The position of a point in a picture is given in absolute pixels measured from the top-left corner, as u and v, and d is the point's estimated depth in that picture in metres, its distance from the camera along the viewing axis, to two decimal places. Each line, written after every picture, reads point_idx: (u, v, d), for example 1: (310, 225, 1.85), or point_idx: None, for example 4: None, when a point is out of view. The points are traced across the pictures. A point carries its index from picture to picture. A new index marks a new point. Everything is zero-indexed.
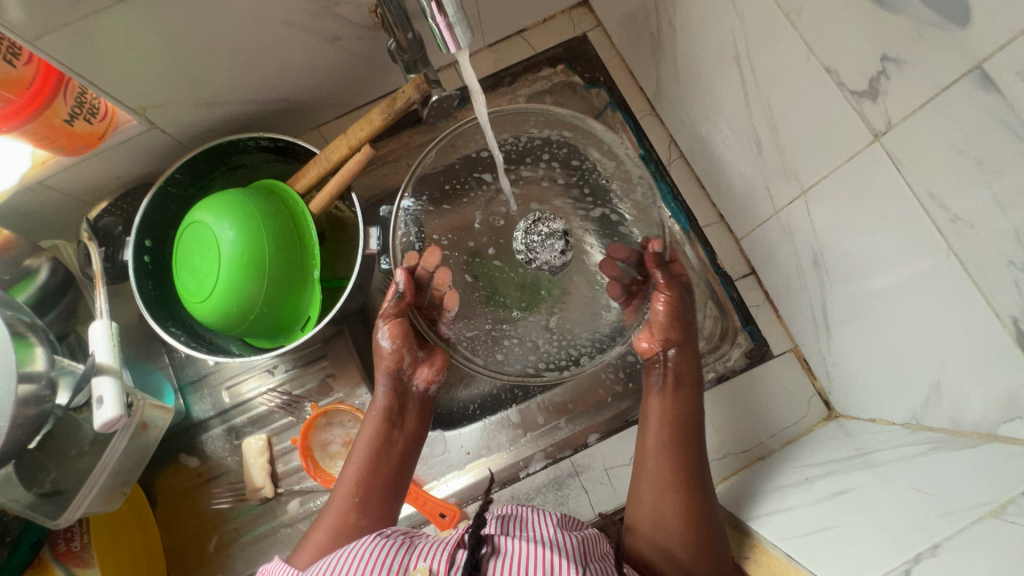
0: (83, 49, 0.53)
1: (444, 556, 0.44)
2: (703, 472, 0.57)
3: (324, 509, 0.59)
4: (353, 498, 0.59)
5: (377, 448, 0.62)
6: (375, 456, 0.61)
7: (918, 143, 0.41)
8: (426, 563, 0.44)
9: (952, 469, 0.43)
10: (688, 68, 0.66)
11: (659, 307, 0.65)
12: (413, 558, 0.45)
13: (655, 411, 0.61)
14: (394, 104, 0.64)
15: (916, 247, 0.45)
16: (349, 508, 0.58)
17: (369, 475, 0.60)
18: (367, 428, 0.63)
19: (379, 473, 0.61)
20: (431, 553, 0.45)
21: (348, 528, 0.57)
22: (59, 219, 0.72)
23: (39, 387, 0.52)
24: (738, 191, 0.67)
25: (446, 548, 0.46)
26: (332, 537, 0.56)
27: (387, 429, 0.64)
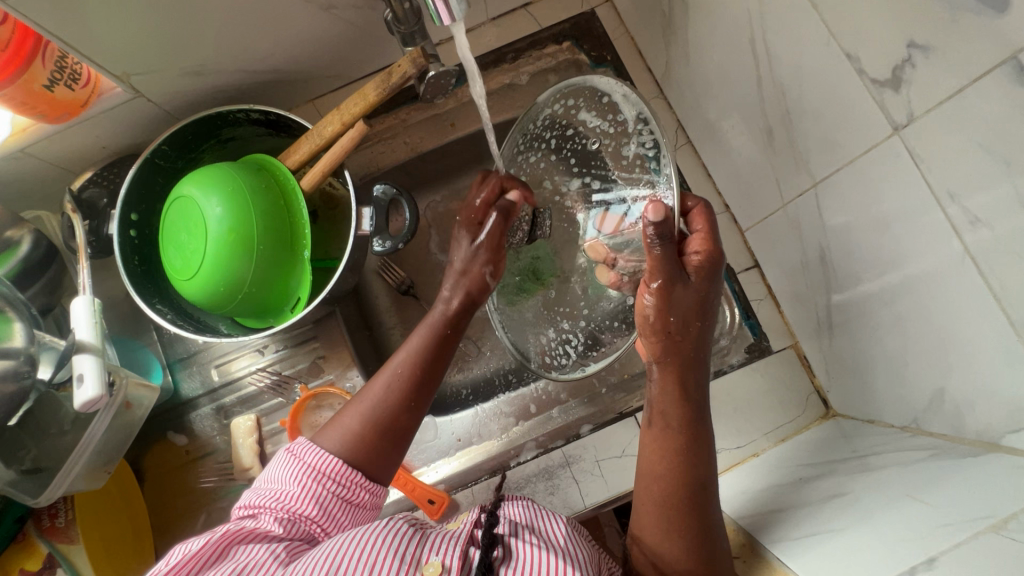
0: (60, 11, 0.50)
1: (457, 553, 0.46)
2: (698, 520, 0.50)
3: (366, 391, 0.56)
4: (410, 397, 0.55)
5: (437, 354, 0.57)
6: (432, 362, 0.56)
7: (941, 138, 0.39)
8: (439, 558, 0.45)
9: (951, 478, 0.42)
10: (699, 49, 0.62)
11: (644, 295, 0.52)
12: (426, 551, 0.45)
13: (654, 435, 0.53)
14: (389, 78, 0.61)
15: (932, 248, 0.43)
16: (402, 406, 0.55)
17: (422, 379, 0.56)
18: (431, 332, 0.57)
19: (432, 382, 0.56)
20: (443, 547, 0.46)
21: (393, 424, 0.54)
22: (43, 189, 0.70)
23: (17, 363, 0.51)
24: (746, 180, 0.64)
25: (456, 544, 0.47)
26: (370, 429, 0.54)
27: (452, 337, 0.58)
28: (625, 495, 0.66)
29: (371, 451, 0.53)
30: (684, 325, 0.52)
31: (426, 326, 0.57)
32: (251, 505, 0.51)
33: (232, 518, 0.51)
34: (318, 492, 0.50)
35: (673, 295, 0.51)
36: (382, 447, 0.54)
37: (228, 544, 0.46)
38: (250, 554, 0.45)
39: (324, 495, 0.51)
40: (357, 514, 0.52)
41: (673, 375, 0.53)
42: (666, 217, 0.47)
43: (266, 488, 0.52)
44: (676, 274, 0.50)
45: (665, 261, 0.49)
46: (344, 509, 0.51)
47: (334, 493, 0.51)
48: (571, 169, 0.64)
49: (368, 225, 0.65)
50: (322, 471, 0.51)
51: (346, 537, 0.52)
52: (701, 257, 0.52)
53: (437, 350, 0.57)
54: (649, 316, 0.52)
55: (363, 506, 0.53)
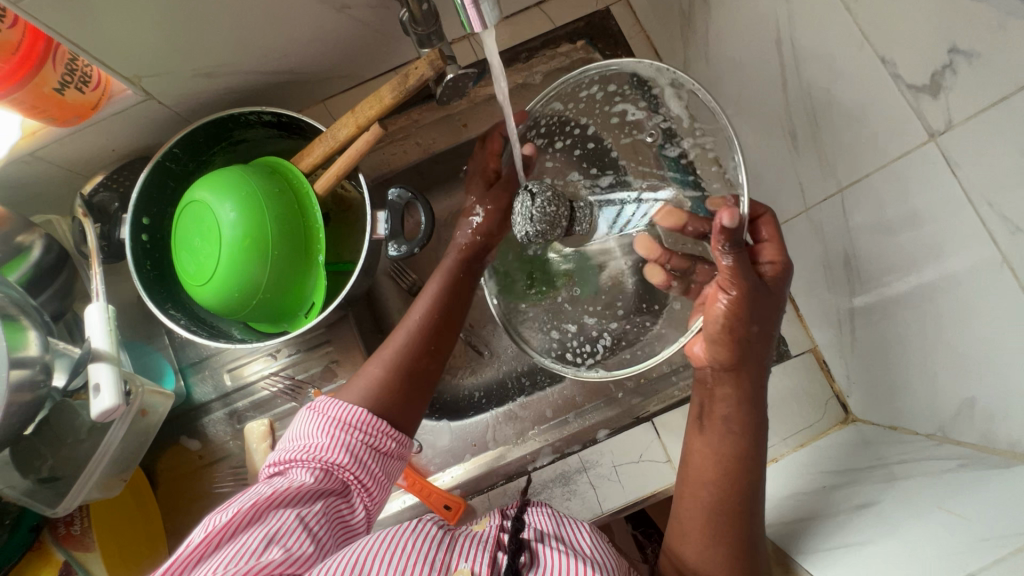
0: (73, 13, 0.49)
1: (484, 560, 0.45)
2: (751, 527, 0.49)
3: (386, 344, 0.59)
4: (427, 342, 0.59)
5: (447, 310, 0.62)
6: (442, 318, 0.61)
7: (981, 146, 0.38)
8: (467, 565, 0.44)
9: (986, 488, 0.41)
10: (720, 48, 0.61)
11: (716, 301, 0.51)
12: (453, 557, 0.45)
13: (701, 443, 0.53)
14: (406, 81, 0.60)
15: (963, 256, 0.42)
16: (423, 352, 0.59)
17: (437, 330, 0.61)
18: (438, 292, 0.62)
19: (446, 333, 0.61)
20: (471, 554, 0.46)
21: (418, 367, 0.58)
22: (52, 192, 0.69)
23: (33, 372, 0.50)
24: (766, 181, 0.63)
25: (484, 550, 0.47)
26: (393, 382, 0.56)
27: (457, 301, 0.63)
28: (642, 501, 0.65)
29: (399, 395, 0.56)
30: (750, 333, 0.51)
31: (438, 281, 0.63)
32: (279, 462, 0.51)
33: (261, 476, 0.51)
34: (347, 442, 0.51)
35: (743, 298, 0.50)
36: (410, 391, 0.56)
37: (261, 509, 0.45)
38: (282, 518, 0.45)
39: (354, 444, 0.51)
40: (388, 465, 0.53)
41: (747, 392, 0.52)
42: (739, 223, 0.48)
43: (294, 445, 0.51)
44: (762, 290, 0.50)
45: (741, 269, 0.50)
46: (373, 457, 0.52)
47: (362, 442, 0.51)
48: (597, 161, 0.63)
49: (384, 229, 0.65)
50: (347, 422, 0.52)
51: (378, 486, 0.52)
52: (775, 268, 0.53)
53: (443, 309, 0.62)
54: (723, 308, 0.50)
55: (391, 455, 0.53)
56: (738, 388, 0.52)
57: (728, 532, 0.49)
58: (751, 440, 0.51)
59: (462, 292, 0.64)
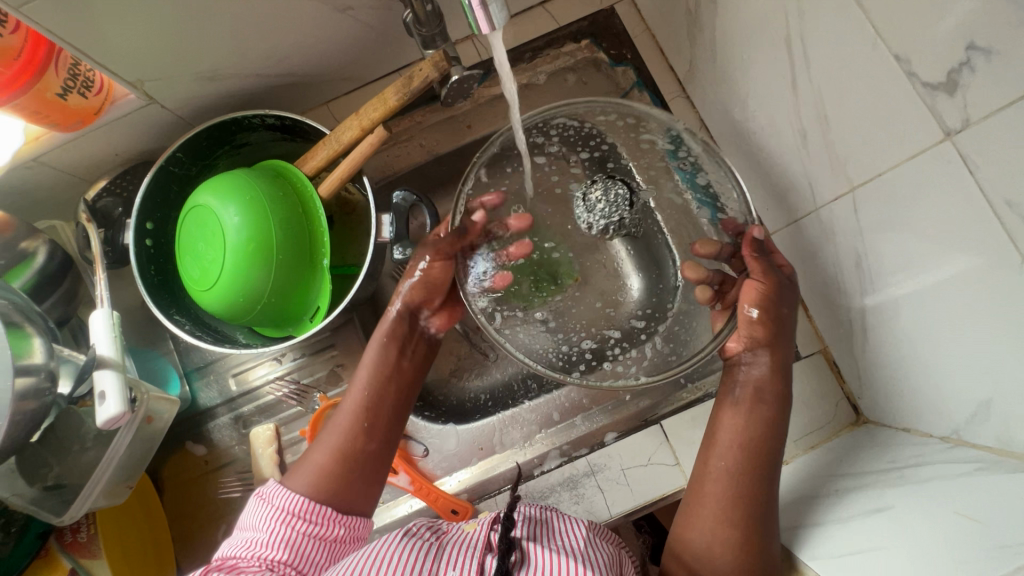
0: (74, 18, 0.48)
1: (472, 566, 0.45)
2: (766, 516, 0.53)
3: (328, 428, 0.59)
4: (363, 423, 0.59)
5: (387, 382, 0.61)
6: (378, 396, 0.60)
7: (999, 144, 0.38)
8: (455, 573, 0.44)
9: (1004, 492, 0.40)
10: (727, 47, 0.61)
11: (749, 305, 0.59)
12: (441, 567, 0.45)
13: (728, 421, 0.58)
14: (410, 82, 0.60)
15: (974, 251, 0.42)
16: (356, 433, 0.58)
17: (373, 409, 0.60)
18: (372, 370, 0.61)
19: (388, 406, 0.60)
20: (461, 562, 0.45)
21: (354, 450, 0.58)
22: (56, 198, 0.69)
23: (38, 380, 0.50)
24: (775, 181, 0.63)
25: (472, 556, 0.46)
26: (332, 473, 0.56)
27: (397, 375, 0.62)
28: (651, 504, 0.65)
29: (337, 480, 0.56)
30: (779, 314, 0.59)
31: (372, 358, 0.62)
32: (223, 560, 0.51)
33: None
34: (289, 535, 0.52)
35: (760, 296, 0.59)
36: (352, 475, 0.57)
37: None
38: None
39: (296, 535, 0.52)
40: (337, 551, 0.54)
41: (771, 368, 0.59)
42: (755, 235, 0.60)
43: (239, 537, 0.53)
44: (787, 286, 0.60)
45: (764, 268, 0.59)
46: (317, 549, 0.52)
47: (303, 533, 0.52)
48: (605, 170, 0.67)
49: (389, 233, 0.64)
50: (289, 511, 0.53)
51: None
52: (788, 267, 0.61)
53: (379, 385, 0.61)
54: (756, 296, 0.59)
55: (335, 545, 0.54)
56: (771, 367, 0.59)
57: (743, 519, 0.53)
58: (768, 429, 0.57)
59: (403, 367, 0.62)
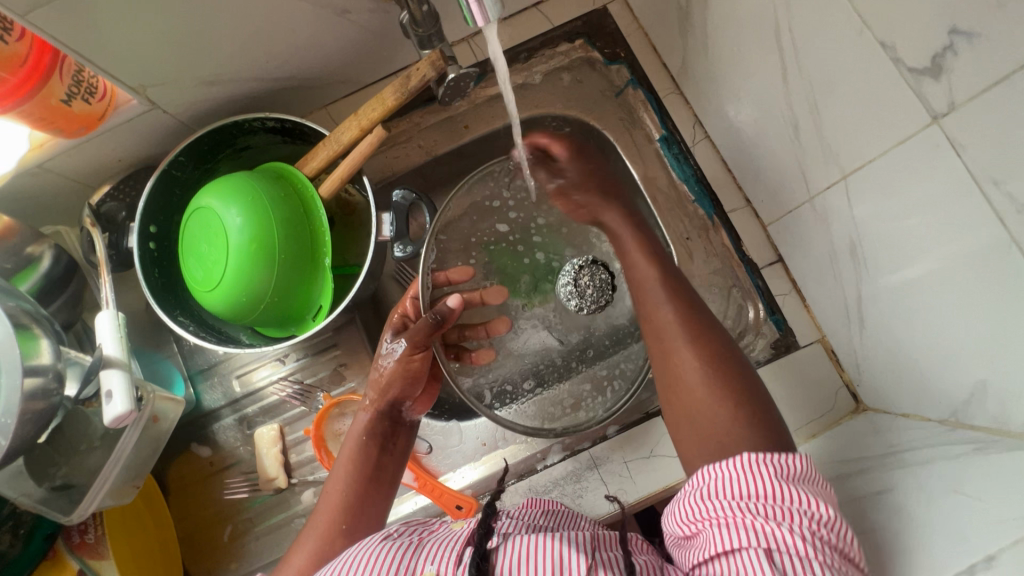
0: (78, 24, 0.50)
1: (451, 558, 0.43)
2: (737, 364, 0.55)
3: (308, 529, 0.57)
4: (341, 524, 0.56)
5: (368, 470, 0.60)
6: (357, 493, 0.58)
7: (984, 126, 0.39)
8: (433, 567, 0.43)
9: (1003, 469, 0.40)
10: (719, 41, 0.62)
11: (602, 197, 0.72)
12: (420, 561, 0.43)
13: (658, 297, 0.61)
14: (408, 82, 0.61)
15: (963, 231, 0.43)
16: (337, 532, 0.56)
17: (355, 501, 0.58)
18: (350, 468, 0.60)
19: (367, 506, 0.58)
20: (440, 554, 0.44)
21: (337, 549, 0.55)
22: (60, 204, 0.70)
23: (46, 380, 0.50)
24: (768, 173, 0.64)
25: (452, 549, 0.45)
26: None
27: (377, 463, 0.61)
28: (654, 496, 0.65)
29: None
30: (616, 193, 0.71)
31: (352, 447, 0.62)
32: None
33: None
34: None
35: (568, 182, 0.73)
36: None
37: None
38: None
39: None
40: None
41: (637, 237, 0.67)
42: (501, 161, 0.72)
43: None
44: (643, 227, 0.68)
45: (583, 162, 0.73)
46: None
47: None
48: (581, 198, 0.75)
49: (389, 231, 0.65)
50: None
51: None
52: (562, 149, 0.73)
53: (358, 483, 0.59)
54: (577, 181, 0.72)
55: None
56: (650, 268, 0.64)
57: (716, 359, 0.55)
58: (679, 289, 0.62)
59: (383, 464, 0.62)
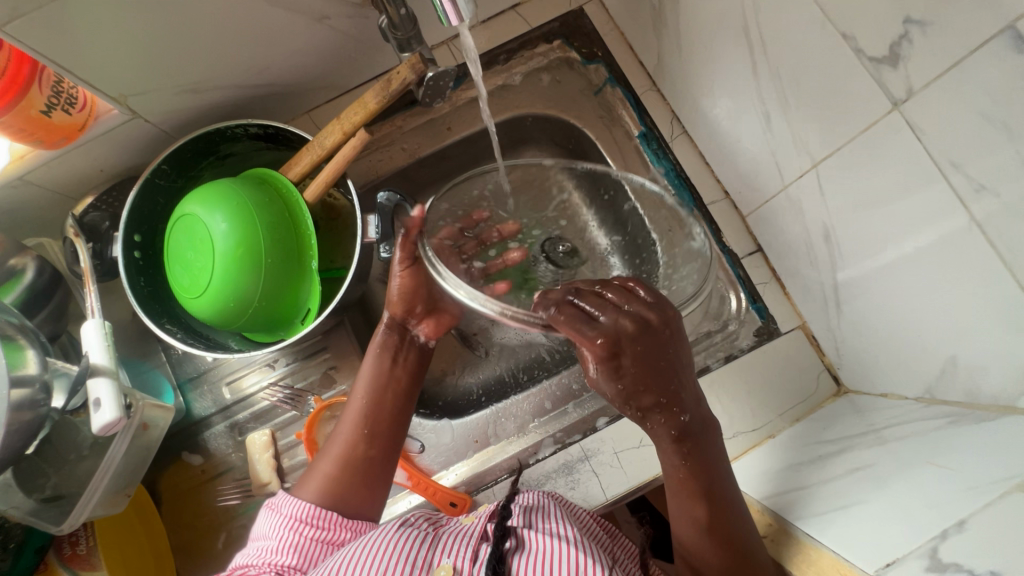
0: (55, 35, 0.50)
1: (467, 554, 0.48)
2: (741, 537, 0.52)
3: (333, 438, 0.63)
4: (362, 430, 0.63)
5: (385, 391, 0.65)
6: (375, 402, 0.64)
7: (939, 110, 0.41)
8: (450, 560, 0.47)
9: (974, 439, 0.42)
10: (691, 38, 0.64)
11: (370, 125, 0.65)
12: (436, 555, 0.48)
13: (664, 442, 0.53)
14: (389, 86, 0.62)
15: (924, 210, 0.45)
16: (359, 438, 0.62)
17: (375, 410, 0.64)
18: (368, 378, 0.65)
19: (384, 414, 0.64)
20: (455, 549, 0.49)
21: (357, 456, 0.62)
22: (44, 216, 0.70)
23: (33, 391, 0.50)
24: (745, 164, 0.65)
25: (467, 544, 0.50)
26: (336, 477, 0.60)
27: (392, 379, 0.66)
28: (644, 486, 0.66)
29: (343, 487, 0.60)
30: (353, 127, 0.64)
31: (370, 362, 0.66)
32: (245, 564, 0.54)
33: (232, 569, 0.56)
34: (295, 541, 0.54)
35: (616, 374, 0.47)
36: (356, 477, 0.61)
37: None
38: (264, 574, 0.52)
39: (301, 541, 0.55)
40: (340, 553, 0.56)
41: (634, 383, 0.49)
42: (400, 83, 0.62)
43: (256, 545, 0.56)
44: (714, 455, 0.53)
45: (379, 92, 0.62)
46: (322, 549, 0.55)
47: (311, 537, 0.55)
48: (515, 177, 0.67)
49: (375, 232, 0.66)
50: (297, 518, 0.56)
51: None
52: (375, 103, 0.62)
53: (376, 393, 0.65)
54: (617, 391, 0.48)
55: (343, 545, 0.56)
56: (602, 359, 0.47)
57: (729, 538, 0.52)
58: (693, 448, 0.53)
59: (396, 376, 0.67)
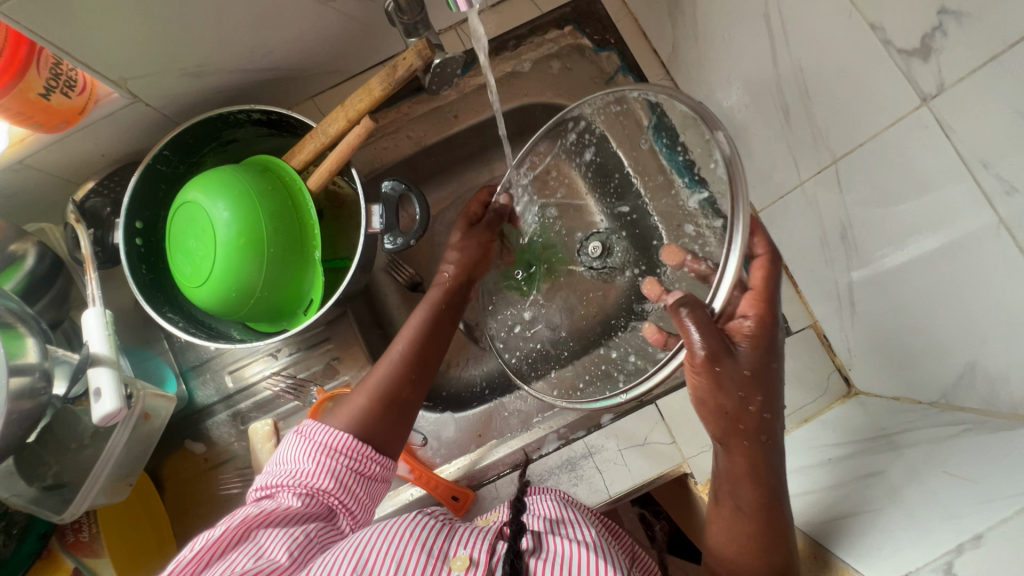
0: (52, 16, 0.48)
1: (484, 547, 0.48)
2: None
3: (373, 372, 0.63)
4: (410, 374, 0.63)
5: (435, 341, 0.66)
6: (430, 338, 0.66)
7: (972, 106, 0.39)
8: (466, 551, 0.47)
9: (991, 448, 0.41)
10: (708, 27, 0.61)
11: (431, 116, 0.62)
12: (453, 545, 0.48)
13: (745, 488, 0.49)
14: (395, 72, 0.60)
15: (948, 210, 0.43)
16: (406, 380, 0.62)
17: (423, 355, 0.64)
18: (422, 326, 0.66)
19: (429, 362, 0.65)
20: (471, 541, 0.48)
21: (397, 395, 0.61)
22: (45, 200, 0.69)
23: (33, 379, 0.50)
24: (760, 157, 0.63)
25: (482, 538, 0.49)
26: (381, 398, 0.60)
27: (441, 334, 0.67)
28: (648, 484, 0.66)
29: (377, 423, 0.59)
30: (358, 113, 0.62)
31: (426, 313, 0.68)
32: (268, 486, 0.54)
33: (249, 498, 0.55)
34: (332, 467, 0.55)
35: (721, 374, 0.46)
36: (398, 395, 0.61)
37: (248, 528, 0.49)
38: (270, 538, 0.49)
39: (338, 469, 0.55)
40: (371, 486, 0.57)
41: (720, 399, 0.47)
42: (407, 63, 0.59)
43: (280, 467, 0.56)
44: (773, 473, 0.49)
45: (386, 77, 0.60)
46: (356, 480, 0.56)
47: (346, 466, 0.55)
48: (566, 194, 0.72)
49: (379, 223, 0.65)
50: (332, 447, 0.55)
51: (360, 508, 0.56)
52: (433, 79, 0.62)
53: (431, 331, 0.66)
54: (702, 396, 0.48)
55: (374, 478, 0.57)
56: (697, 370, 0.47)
57: None
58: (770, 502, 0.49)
59: (444, 330, 0.68)
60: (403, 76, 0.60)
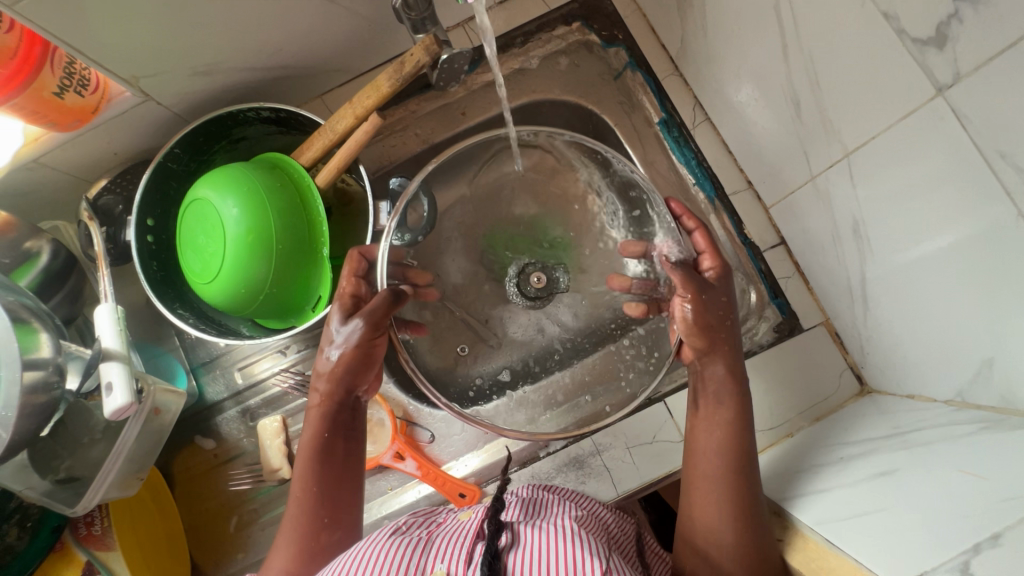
0: (63, 15, 0.49)
1: (461, 557, 0.44)
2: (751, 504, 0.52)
3: (286, 523, 0.56)
4: (320, 515, 0.55)
5: (334, 464, 0.57)
6: (323, 483, 0.56)
7: (990, 95, 0.38)
8: (443, 566, 0.43)
9: (1010, 447, 0.40)
10: (717, 22, 0.61)
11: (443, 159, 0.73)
12: (429, 560, 0.44)
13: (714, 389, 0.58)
14: (402, 68, 0.60)
15: (964, 204, 0.42)
16: (318, 527, 0.55)
17: (327, 487, 0.56)
18: (311, 457, 0.57)
19: (336, 489, 0.57)
20: (448, 554, 0.45)
21: (317, 543, 0.54)
22: (60, 198, 0.70)
23: (46, 373, 0.51)
24: (771, 153, 0.62)
25: (461, 547, 0.46)
26: (300, 555, 0.53)
27: (337, 449, 0.58)
28: (656, 482, 0.65)
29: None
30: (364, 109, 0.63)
31: (310, 441, 0.58)
32: None
33: None
34: None
35: (705, 300, 0.60)
36: (312, 575, 0.53)
37: None
38: None
39: None
40: None
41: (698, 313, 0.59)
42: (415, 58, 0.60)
43: None
44: (741, 368, 0.58)
45: (392, 74, 0.60)
46: None
47: None
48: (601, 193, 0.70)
49: (386, 219, 0.66)
50: None
51: None
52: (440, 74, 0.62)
53: (322, 478, 0.56)
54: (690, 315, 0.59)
55: None
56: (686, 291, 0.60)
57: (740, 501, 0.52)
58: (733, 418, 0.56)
59: (343, 444, 0.59)
60: (410, 72, 0.60)
